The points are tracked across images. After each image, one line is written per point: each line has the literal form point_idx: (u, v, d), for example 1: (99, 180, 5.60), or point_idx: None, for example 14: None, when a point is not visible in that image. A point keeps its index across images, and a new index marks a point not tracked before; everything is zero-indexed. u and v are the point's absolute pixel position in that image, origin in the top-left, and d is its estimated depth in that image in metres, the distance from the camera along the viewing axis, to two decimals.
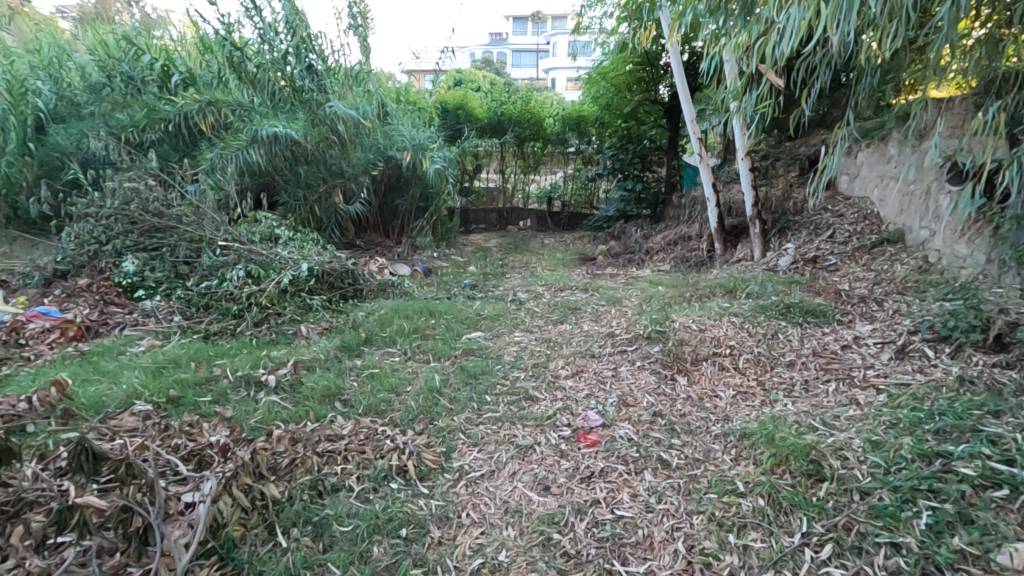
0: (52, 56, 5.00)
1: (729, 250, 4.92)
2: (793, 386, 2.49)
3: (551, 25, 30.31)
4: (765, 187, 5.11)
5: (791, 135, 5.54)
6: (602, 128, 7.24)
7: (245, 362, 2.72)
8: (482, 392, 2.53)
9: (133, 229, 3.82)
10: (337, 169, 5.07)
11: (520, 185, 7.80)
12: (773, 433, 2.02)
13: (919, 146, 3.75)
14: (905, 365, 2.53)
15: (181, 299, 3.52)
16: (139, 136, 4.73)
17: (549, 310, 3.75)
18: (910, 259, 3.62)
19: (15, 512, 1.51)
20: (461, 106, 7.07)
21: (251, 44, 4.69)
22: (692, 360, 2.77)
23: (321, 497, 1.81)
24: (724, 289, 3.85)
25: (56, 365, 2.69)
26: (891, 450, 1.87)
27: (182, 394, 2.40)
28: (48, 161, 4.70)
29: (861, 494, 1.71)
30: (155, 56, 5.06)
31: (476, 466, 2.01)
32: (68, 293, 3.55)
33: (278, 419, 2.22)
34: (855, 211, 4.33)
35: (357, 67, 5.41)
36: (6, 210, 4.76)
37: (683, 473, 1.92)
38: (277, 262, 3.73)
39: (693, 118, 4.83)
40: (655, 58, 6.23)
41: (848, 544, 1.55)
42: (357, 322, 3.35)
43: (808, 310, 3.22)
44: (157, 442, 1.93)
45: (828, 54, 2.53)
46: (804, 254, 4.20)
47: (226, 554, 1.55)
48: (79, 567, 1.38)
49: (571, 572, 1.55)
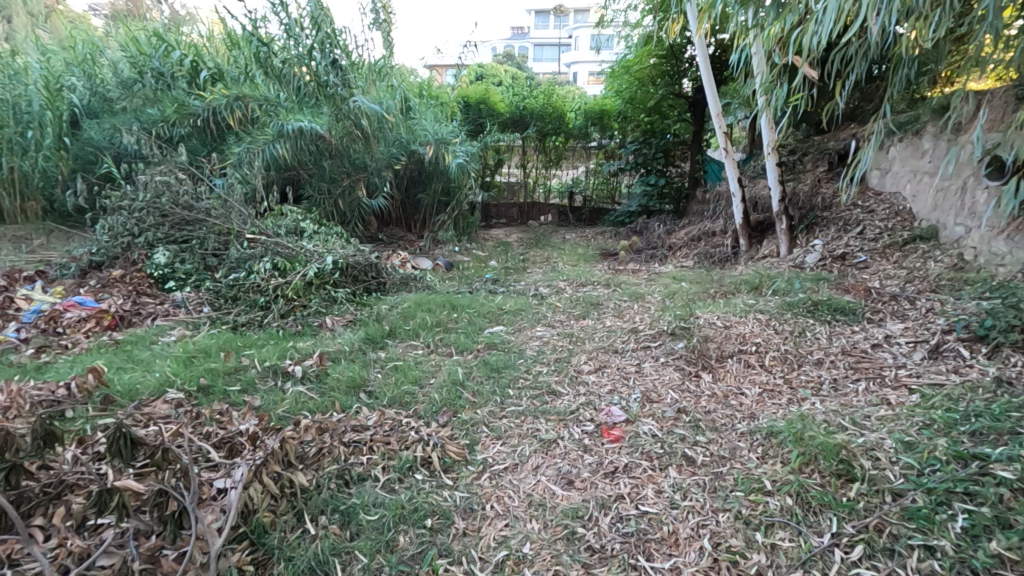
0: (86, 53, 5.08)
1: (754, 246, 4.84)
2: (820, 385, 2.44)
3: (574, 19, 30.11)
4: (792, 182, 5.01)
5: (821, 129, 5.42)
6: (625, 123, 7.17)
7: (272, 353, 2.78)
8: (505, 386, 2.54)
9: (164, 222, 3.93)
10: (361, 162, 5.12)
11: (542, 180, 7.76)
12: (801, 432, 1.99)
13: (957, 139, 3.64)
14: (939, 365, 2.47)
15: (210, 290, 3.59)
16: (170, 131, 4.84)
17: (571, 305, 3.74)
18: (944, 257, 3.52)
19: (57, 493, 1.56)
20: (483, 100, 7.06)
21: (277, 40, 4.83)
22: (717, 357, 2.73)
23: (348, 486, 1.84)
24: (749, 286, 3.80)
25: (92, 353, 2.78)
26: (924, 452, 1.83)
27: (211, 382, 2.45)
28: (83, 155, 4.83)
29: (893, 495, 1.67)
30: (184, 52, 5.17)
31: (500, 459, 2.02)
32: (102, 284, 3.66)
33: (305, 409, 2.26)
34: (886, 207, 4.23)
35: (380, 62, 5.51)
36: (43, 202, 4.89)
37: (708, 471, 1.90)
38: (302, 255, 3.79)
39: (719, 112, 4.76)
40: (680, 50, 6.15)
41: (880, 546, 1.52)
42: (381, 315, 3.39)
43: (837, 307, 3.16)
44: (190, 429, 1.99)
45: (864, 44, 2.47)
46: (832, 250, 4.12)
47: (257, 539, 1.60)
48: (118, 548, 1.44)
49: (596, 566, 1.55)
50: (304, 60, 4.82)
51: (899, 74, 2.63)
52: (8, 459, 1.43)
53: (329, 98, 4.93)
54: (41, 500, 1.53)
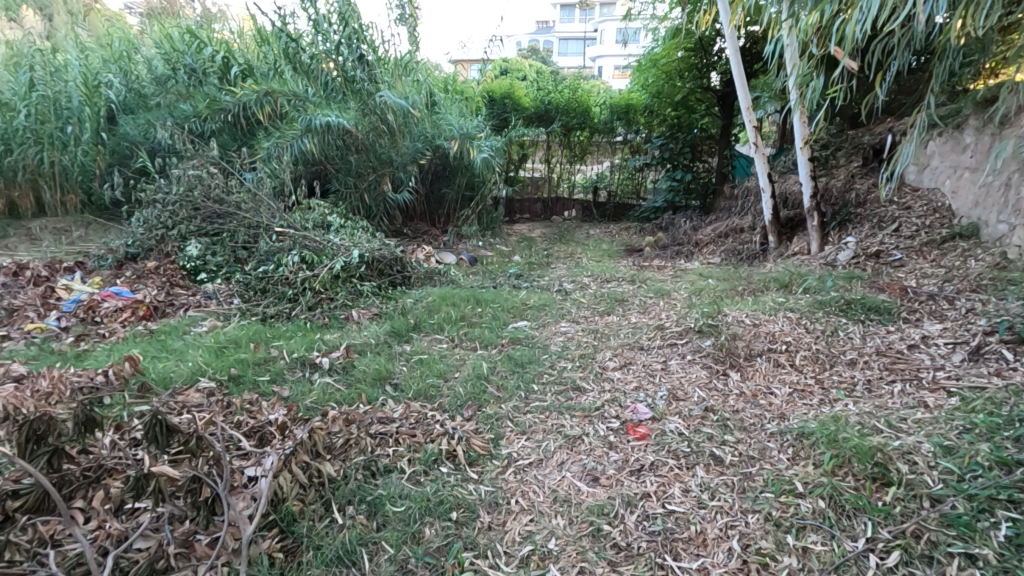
0: (122, 49, 5.20)
1: (784, 242, 4.74)
2: (853, 386, 2.38)
3: (599, 13, 29.86)
4: (825, 178, 4.88)
5: (857, 122, 5.27)
6: (651, 117, 7.06)
7: (300, 344, 2.82)
8: (529, 381, 2.53)
9: (195, 215, 4.02)
10: (386, 157, 5.15)
11: (566, 175, 7.66)
12: (834, 434, 1.94)
13: (1002, 133, 3.51)
14: (980, 367, 2.38)
15: (240, 282, 3.66)
16: (201, 126, 4.93)
17: (595, 301, 3.70)
18: (986, 256, 3.39)
19: (96, 477, 1.61)
20: (508, 95, 7.03)
21: (305, 36, 5.02)
22: (746, 356, 2.68)
23: (374, 477, 1.86)
24: (779, 284, 3.71)
25: (128, 342, 2.85)
26: (965, 457, 1.77)
27: (241, 372, 2.50)
28: (119, 150, 4.93)
29: (932, 500, 1.62)
30: (216, 49, 5.30)
31: (524, 454, 2.02)
32: (137, 275, 3.76)
33: (332, 401, 2.29)
34: (924, 203, 4.09)
35: (406, 57, 5.54)
36: (82, 196, 4.99)
37: (737, 471, 1.87)
38: (329, 248, 3.83)
39: (749, 106, 4.65)
40: (709, 43, 6.09)
41: (917, 552, 1.48)
42: (406, 308, 3.41)
43: (871, 307, 3.06)
44: (221, 418, 2.03)
45: (908, 34, 2.41)
46: (866, 248, 4.01)
47: (286, 527, 1.63)
48: (154, 532, 1.47)
49: (622, 564, 1.53)
50: (331, 55, 5.03)
51: (944, 66, 2.58)
52: (49, 443, 1.49)
53: (356, 93, 5.07)
54: (82, 483, 1.57)
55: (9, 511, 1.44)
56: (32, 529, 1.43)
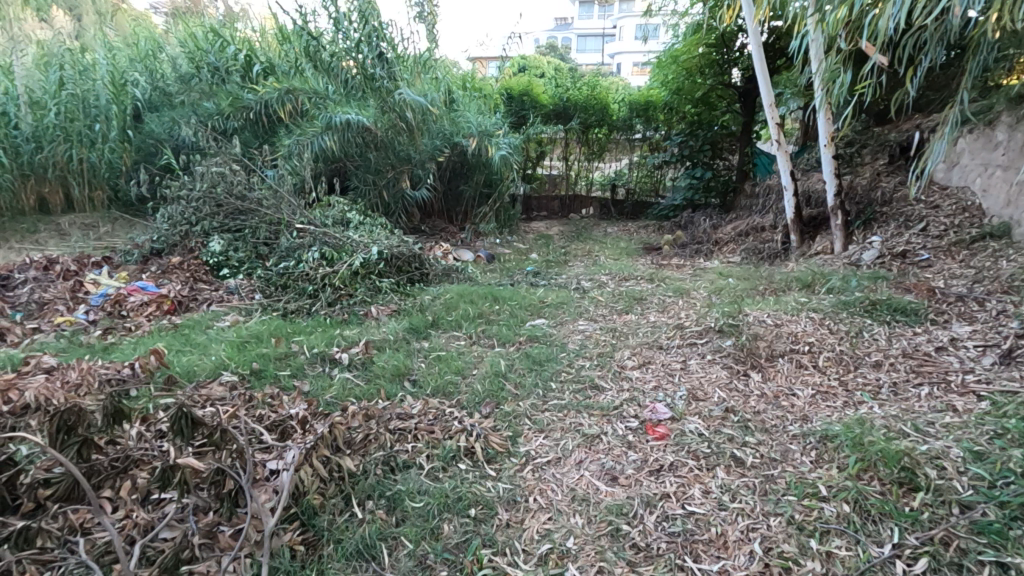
0: (148, 49, 5.31)
1: (806, 241, 4.65)
2: (879, 388, 2.33)
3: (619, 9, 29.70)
4: (850, 175, 4.77)
5: (883, 119, 5.16)
6: (671, 114, 6.99)
7: (320, 339, 2.85)
8: (548, 378, 2.53)
9: (218, 212, 4.10)
10: (405, 155, 5.18)
11: (584, 172, 7.57)
12: (860, 436, 1.91)
13: None
14: (1012, 371, 2.31)
15: (260, 278, 3.72)
16: (224, 124, 5.04)
17: (614, 300, 3.68)
18: (1019, 257, 3.29)
19: (123, 468, 1.63)
20: (526, 92, 7.07)
21: (325, 34, 4.87)
22: (767, 356, 2.64)
23: (394, 472, 1.87)
24: (801, 284, 3.65)
25: (153, 336, 2.91)
26: (996, 462, 1.72)
27: (263, 367, 2.54)
28: (144, 147, 5.07)
29: (962, 507, 1.59)
30: (239, 48, 5.38)
31: (543, 453, 2.01)
32: (162, 270, 3.84)
33: (352, 395, 2.31)
34: (953, 202, 3.99)
35: (425, 54, 5.51)
36: (109, 192, 5.09)
37: (759, 473, 1.84)
38: (348, 244, 3.86)
39: (772, 103, 4.59)
40: (730, 38, 5.99)
41: (947, 560, 1.44)
42: (424, 305, 3.43)
43: (897, 307, 3.00)
44: (244, 411, 2.07)
45: (942, 28, 2.39)
46: (892, 247, 3.91)
47: (307, 520, 1.65)
48: (179, 522, 1.52)
49: (641, 564, 1.52)
50: (351, 52, 4.87)
51: (978, 60, 2.56)
52: (79, 434, 1.57)
53: (375, 90, 4.99)
54: (109, 473, 1.60)
55: (40, 500, 1.49)
56: (62, 517, 1.47)
